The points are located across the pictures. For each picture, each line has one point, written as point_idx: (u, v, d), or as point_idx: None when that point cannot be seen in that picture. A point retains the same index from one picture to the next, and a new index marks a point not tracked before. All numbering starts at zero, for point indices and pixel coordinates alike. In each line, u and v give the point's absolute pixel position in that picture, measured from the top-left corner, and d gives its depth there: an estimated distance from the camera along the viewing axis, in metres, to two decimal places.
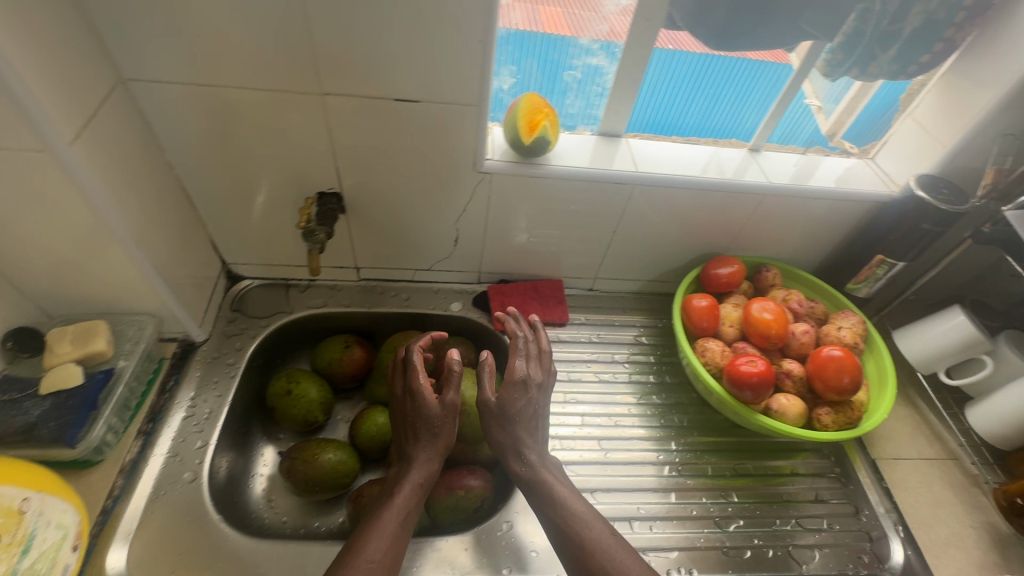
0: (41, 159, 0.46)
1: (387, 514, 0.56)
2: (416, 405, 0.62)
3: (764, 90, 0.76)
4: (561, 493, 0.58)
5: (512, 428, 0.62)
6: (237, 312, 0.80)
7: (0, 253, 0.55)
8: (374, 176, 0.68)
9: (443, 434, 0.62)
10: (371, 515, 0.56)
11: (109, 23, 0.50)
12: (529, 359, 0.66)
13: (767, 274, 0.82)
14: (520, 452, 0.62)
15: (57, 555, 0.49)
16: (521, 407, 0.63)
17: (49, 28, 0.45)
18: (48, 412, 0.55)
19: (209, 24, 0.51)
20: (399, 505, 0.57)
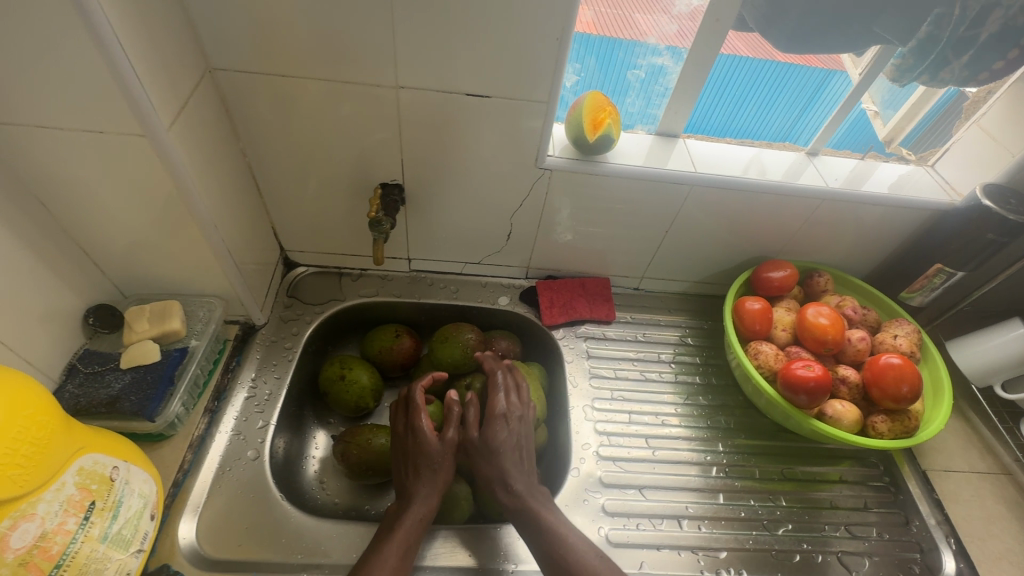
0: (140, 143, 0.49)
1: (387, 549, 0.56)
2: (416, 441, 0.64)
3: (815, 95, 0.75)
4: (549, 522, 0.59)
5: (498, 457, 0.63)
6: (293, 298, 0.83)
7: (90, 232, 0.58)
8: (437, 169, 0.70)
9: (439, 468, 0.63)
10: (373, 549, 0.57)
11: (207, 15, 0.53)
12: (510, 393, 0.68)
13: (819, 279, 0.81)
14: (508, 484, 0.62)
15: (139, 522, 0.51)
16: (506, 438, 0.64)
17: (156, 19, 0.47)
18: (129, 386, 0.58)
19: (299, 17, 0.54)
20: (400, 539, 0.57)
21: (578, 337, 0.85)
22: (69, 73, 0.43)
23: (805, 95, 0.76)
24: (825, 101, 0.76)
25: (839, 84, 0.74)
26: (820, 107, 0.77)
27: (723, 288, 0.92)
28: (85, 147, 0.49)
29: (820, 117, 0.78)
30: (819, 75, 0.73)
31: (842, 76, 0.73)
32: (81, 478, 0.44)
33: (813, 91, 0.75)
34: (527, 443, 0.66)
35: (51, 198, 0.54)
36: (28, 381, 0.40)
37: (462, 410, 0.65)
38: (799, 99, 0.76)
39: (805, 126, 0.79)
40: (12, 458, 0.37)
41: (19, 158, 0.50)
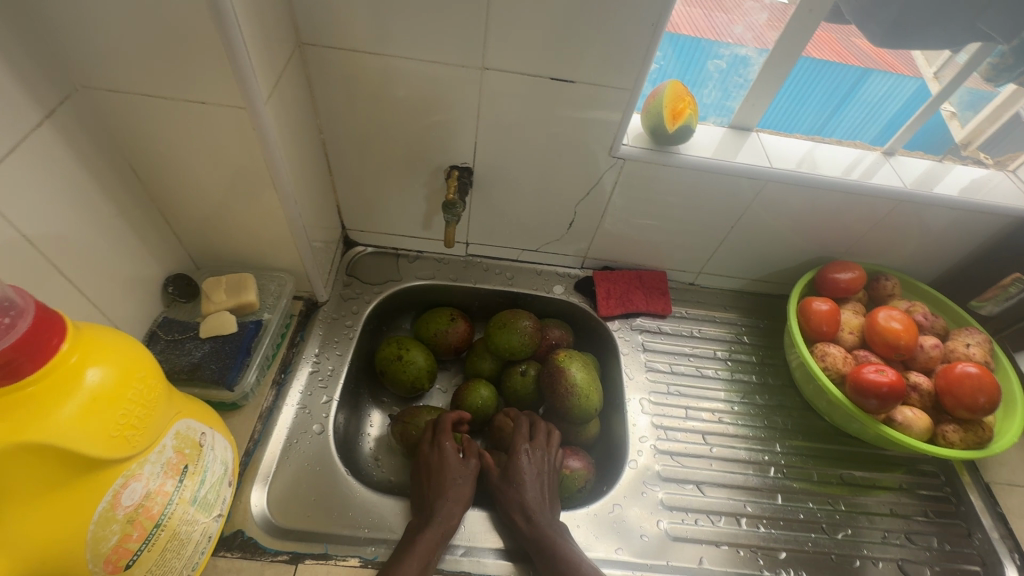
0: (239, 115, 0.50)
1: (406, 560, 0.54)
2: (441, 460, 0.64)
3: (868, 97, 0.76)
4: (567, 551, 0.57)
5: (520, 488, 0.63)
6: (352, 277, 0.83)
7: (176, 202, 0.59)
8: (509, 151, 0.71)
9: (457, 492, 0.61)
10: (391, 562, 0.55)
11: None
12: (536, 433, 0.69)
13: (886, 283, 0.80)
14: (528, 512, 0.61)
15: (220, 487, 0.52)
16: (529, 472, 0.64)
17: None
18: (208, 354, 0.59)
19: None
20: (420, 554, 0.55)
21: (634, 330, 0.84)
22: (184, 43, 0.44)
23: (839, 93, 0.76)
24: (858, 100, 0.77)
25: (873, 83, 0.74)
26: (852, 106, 0.78)
27: (781, 287, 0.90)
28: (185, 118, 0.50)
29: (854, 118, 0.79)
30: (854, 73, 0.73)
31: (875, 74, 0.73)
32: (178, 441, 0.45)
33: (849, 89, 0.75)
34: (550, 480, 0.65)
35: (144, 168, 0.55)
36: (138, 346, 0.41)
37: (479, 440, 0.67)
38: (833, 98, 0.77)
39: (837, 126, 0.79)
40: (128, 419, 0.38)
41: (120, 126, 0.51)
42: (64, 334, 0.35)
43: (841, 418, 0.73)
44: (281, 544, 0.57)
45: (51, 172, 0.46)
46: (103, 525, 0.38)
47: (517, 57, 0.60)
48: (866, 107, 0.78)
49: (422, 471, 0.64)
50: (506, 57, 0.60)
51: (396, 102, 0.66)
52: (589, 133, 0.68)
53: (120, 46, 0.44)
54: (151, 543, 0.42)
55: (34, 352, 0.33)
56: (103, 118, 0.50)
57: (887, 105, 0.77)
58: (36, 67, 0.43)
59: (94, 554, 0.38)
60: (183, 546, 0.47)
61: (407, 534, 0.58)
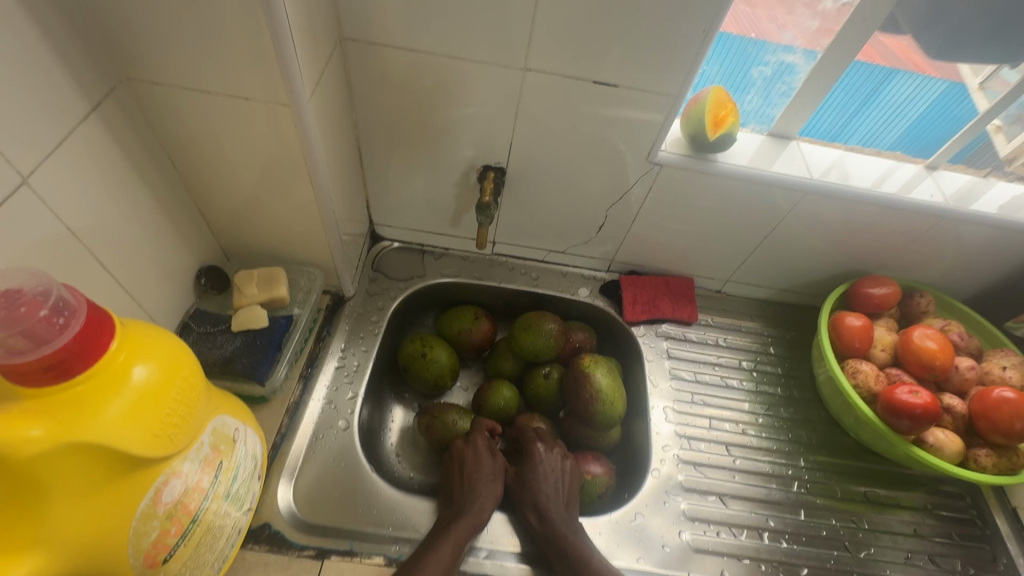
0: (283, 112, 0.49)
1: (440, 551, 0.55)
2: (473, 461, 0.64)
3: (895, 100, 0.71)
4: (585, 554, 0.57)
5: (540, 494, 0.62)
6: (378, 272, 0.83)
7: (213, 195, 0.59)
8: (544, 153, 0.70)
9: (486, 492, 0.62)
10: (424, 548, 0.56)
11: None
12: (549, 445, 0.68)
13: (920, 300, 0.78)
14: (543, 509, 0.61)
15: (250, 482, 0.53)
16: (550, 473, 0.64)
17: None
18: (240, 348, 0.59)
19: None
20: (451, 540, 0.56)
21: (659, 336, 0.83)
22: (233, 38, 0.44)
23: (862, 94, 0.71)
24: (881, 102, 0.71)
25: (899, 85, 0.69)
26: (875, 106, 0.72)
27: (811, 298, 0.89)
28: (228, 112, 0.50)
29: (875, 121, 0.74)
30: (878, 74, 0.68)
31: (903, 76, 0.68)
32: (214, 438, 0.45)
33: (872, 90, 0.70)
34: (572, 478, 0.65)
35: (184, 161, 0.55)
36: (182, 344, 0.41)
37: (497, 436, 0.66)
38: (856, 100, 0.71)
39: (856, 130, 0.74)
40: (172, 418, 0.38)
41: (162, 118, 0.51)
42: (113, 333, 0.35)
43: (870, 435, 0.72)
44: (308, 538, 0.57)
45: (96, 164, 0.46)
46: (144, 521, 0.38)
47: (560, 59, 0.59)
48: (890, 109, 0.72)
49: (450, 471, 0.64)
50: (549, 58, 0.59)
51: (433, 100, 0.65)
52: (626, 137, 0.67)
53: (169, 39, 0.44)
54: (187, 538, 0.43)
55: (85, 352, 0.33)
56: (146, 109, 0.50)
57: (913, 107, 0.72)
58: (85, 58, 0.43)
59: (135, 549, 0.38)
60: (216, 540, 0.47)
61: (438, 523, 0.59)
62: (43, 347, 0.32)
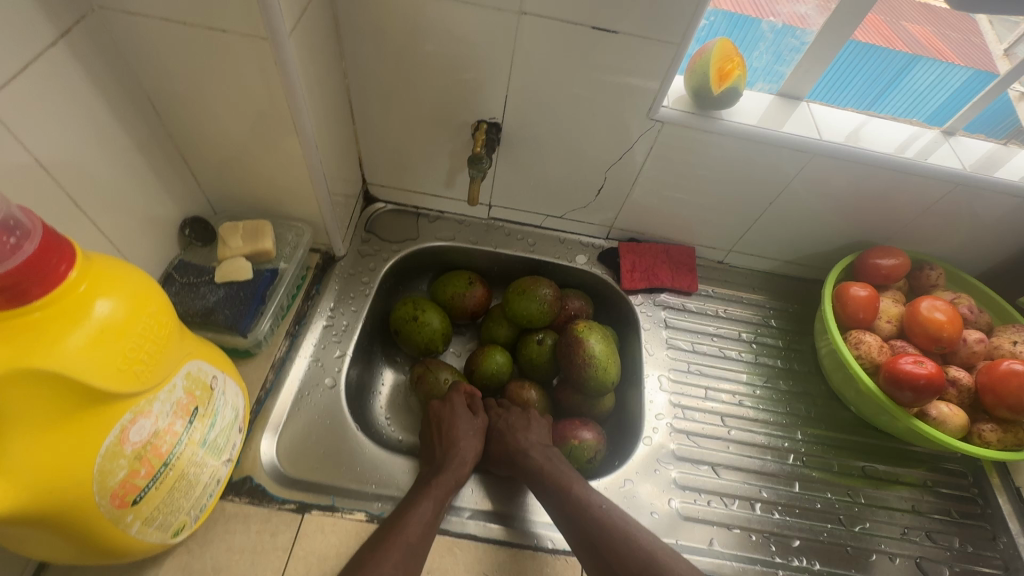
0: (261, 47, 0.47)
1: (420, 508, 0.54)
2: (450, 416, 0.64)
3: (918, 84, 0.71)
4: (579, 500, 0.56)
5: (526, 456, 0.61)
6: (370, 233, 0.81)
7: (195, 141, 0.57)
8: (541, 108, 0.67)
9: (468, 449, 0.61)
10: (405, 504, 0.55)
11: None
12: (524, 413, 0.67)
13: (930, 272, 0.75)
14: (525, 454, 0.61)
15: (230, 433, 0.52)
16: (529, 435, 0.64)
17: None
18: (223, 300, 0.58)
19: None
20: (434, 496, 0.55)
21: (657, 305, 0.81)
22: None
23: (884, 78, 0.71)
24: (904, 85, 0.71)
25: (921, 71, 0.69)
26: (897, 91, 0.72)
27: (816, 271, 0.86)
28: (204, 47, 0.48)
29: (898, 106, 0.73)
30: (902, 59, 0.68)
31: (926, 62, 0.68)
32: (188, 382, 0.44)
33: (893, 75, 0.70)
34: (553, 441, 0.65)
35: (162, 102, 0.53)
36: (151, 281, 0.40)
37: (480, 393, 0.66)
38: (877, 83, 0.71)
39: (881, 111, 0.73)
40: (138, 354, 0.37)
41: (138, 52, 0.48)
42: (72, 261, 0.34)
43: (872, 409, 0.69)
44: (289, 492, 0.56)
45: (64, 95, 0.44)
46: (110, 459, 0.37)
47: (558, 1, 0.55)
48: (911, 95, 0.72)
49: (430, 431, 0.64)
50: (546, 1, 0.56)
51: (424, 48, 0.62)
52: (627, 92, 0.63)
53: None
54: (159, 481, 0.42)
55: (42, 277, 0.32)
56: (120, 42, 0.48)
57: (934, 94, 0.71)
58: None
59: (101, 488, 0.37)
60: (191, 487, 0.46)
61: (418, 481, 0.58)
62: None
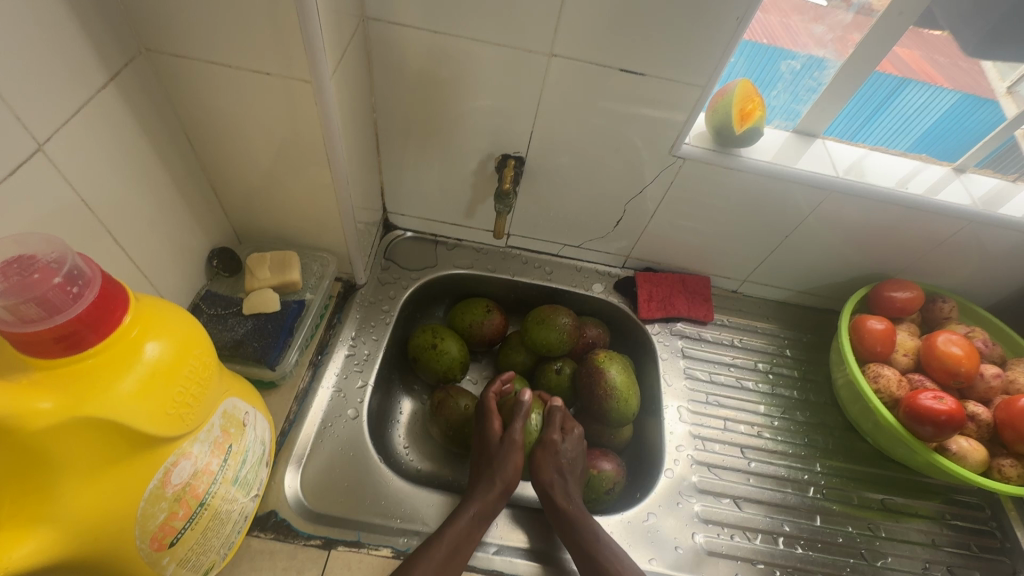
0: (303, 89, 0.48)
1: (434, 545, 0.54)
2: (485, 438, 0.66)
3: (905, 109, 0.70)
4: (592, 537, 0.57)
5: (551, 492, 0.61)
6: (390, 261, 0.82)
7: (228, 174, 0.58)
8: (564, 144, 0.68)
9: (505, 467, 0.62)
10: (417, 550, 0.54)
11: None
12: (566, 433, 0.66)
13: (943, 305, 0.76)
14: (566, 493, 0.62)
15: (258, 468, 0.51)
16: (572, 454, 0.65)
17: None
18: (251, 332, 0.58)
19: None
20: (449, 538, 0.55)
21: (673, 335, 0.82)
22: (260, 13, 0.42)
23: (872, 103, 0.70)
24: (892, 110, 0.70)
25: (910, 94, 0.68)
26: (885, 115, 0.71)
27: (828, 301, 0.86)
28: (247, 89, 0.49)
29: (884, 129, 0.72)
30: (891, 84, 0.67)
31: (914, 85, 0.67)
32: (224, 420, 0.44)
33: (881, 99, 0.69)
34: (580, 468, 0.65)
35: (200, 138, 0.54)
36: (194, 321, 0.40)
37: (525, 405, 0.66)
38: (865, 108, 0.70)
39: (868, 135, 0.72)
40: (184, 397, 0.37)
41: (180, 92, 0.49)
42: (127, 307, 0.35)
43: (892, 441, 0.70)
44: (314, 528, 0.56)
45: (110, 136, 0.44)
46: (153, 503, 0.37)
47: (588, 46, 0.57)
48: (899, 118, 0.71)
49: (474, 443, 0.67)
50: (577, 44, 0.57)
51: (453, 86, 0.64)
52: (649, 129, 0.65)
53: (191, 10, 0.43)
54: (195, 522, 0.42)
55: (98, 324, 0.32)
56: (163, 83, 0.49)
57: (922, 117, 0.70)
58: (103, 24, 0.42)
59: (142, 531, 0.37)
60: (223, 525, 0.46)
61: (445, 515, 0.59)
62: (56, 316, 0.31)
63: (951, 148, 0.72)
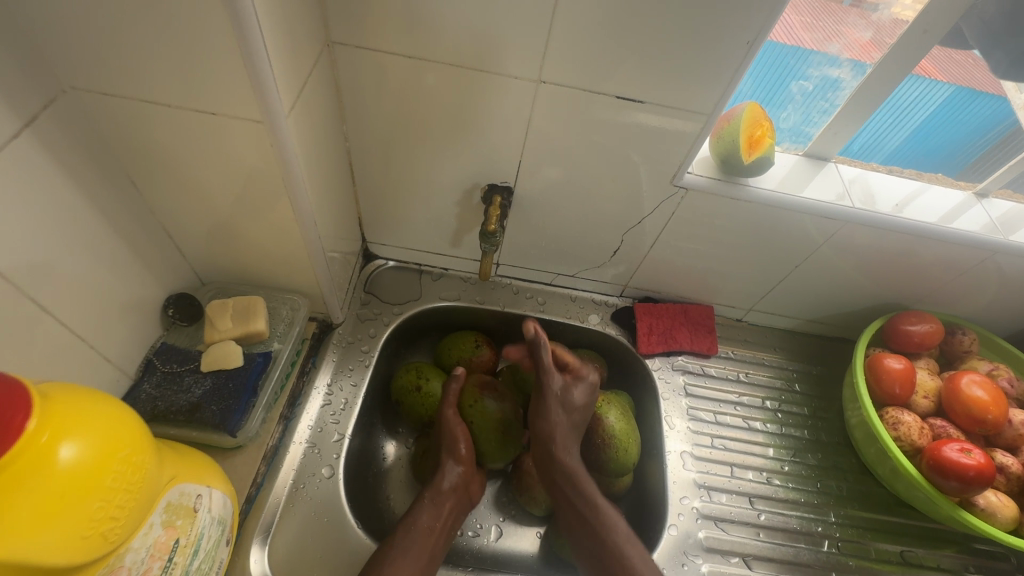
0: (256, 130, 0.43)
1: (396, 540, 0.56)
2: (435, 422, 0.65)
3: (901, 105, 0.62)
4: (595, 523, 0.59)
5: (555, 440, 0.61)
6: (371, 294, 0.76)
7: (182, 217, 0.52)
8: (555, 172, 0.63)
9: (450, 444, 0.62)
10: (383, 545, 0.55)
11: None
12: (571, 381, 0.64)
13: (962, 337, 0.71)
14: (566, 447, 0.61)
15: (216, 552, 0.46)
16: (583, 403, 0.63)
17: None
18: (209, 393, 0.52)
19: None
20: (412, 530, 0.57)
21: (675, 370, 0.76)
22: (198, 50, 0.37)
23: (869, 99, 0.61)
24: (889, 104, 0.62)
25: (908, 90, 0.60)
26: (881, 110, 0.63)
27: (840, 330, 0.81)
28: (193, 130, 0.43)
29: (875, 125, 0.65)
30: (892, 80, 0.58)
31: (913, 81, 0.59)
32: (168, 515, 0.39)
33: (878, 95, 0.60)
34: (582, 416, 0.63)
35: (146, 181, 0.48)
36: (122, 406, 0.35)
37: (454, 383, 0.65)
38: None
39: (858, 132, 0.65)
40: (104, 511, 0.32)
41: (117, 133, 0.44)
42: (31, 411, 0.29)
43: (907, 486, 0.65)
44: None
45: (30, 189, 0.38)
46: None
47: (580, 71, 0.52)
48: (895, 113, 0.63)
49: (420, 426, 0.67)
50: (567, 69, 0.52)
51: (430, 113, 0.58)
52: (648, 158, 0.59)
53: (122, 46, 0.37)
54: None
55: None
56: (97, 124, 0.43)
57: (918, 114, 0.63)
58: (14, 64, 0.36)
59: None
60: None
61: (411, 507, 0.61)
62: None
63: (947, 155, 0.68)
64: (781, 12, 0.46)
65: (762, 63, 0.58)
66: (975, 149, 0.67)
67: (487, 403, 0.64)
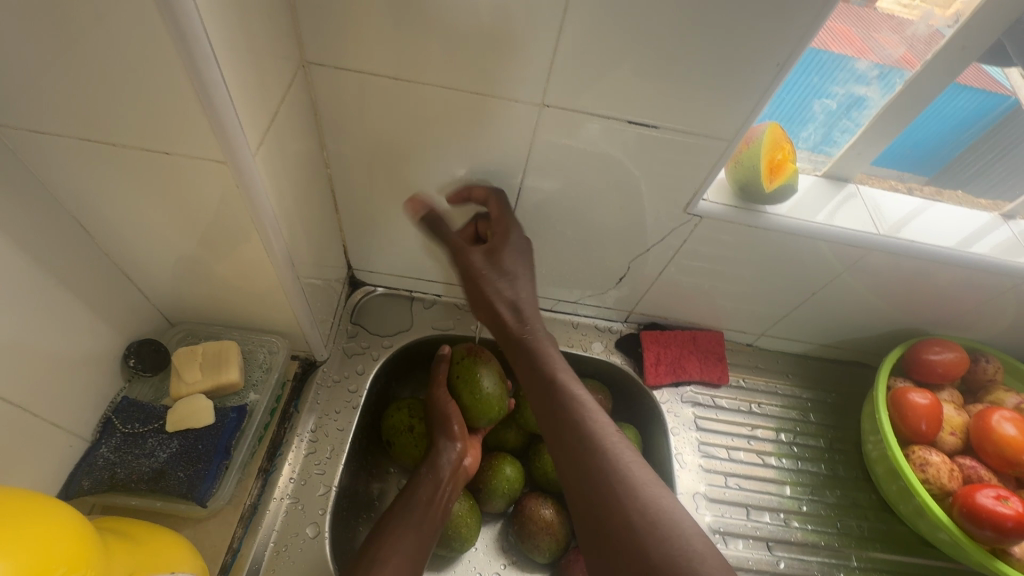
0: (218, 171, 0.38)
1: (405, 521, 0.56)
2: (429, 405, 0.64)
3: None
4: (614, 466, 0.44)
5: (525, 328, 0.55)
6: (358, 325, 0.70)
7: (140, 258, 0.46)
8: (556, 198, 0.58)
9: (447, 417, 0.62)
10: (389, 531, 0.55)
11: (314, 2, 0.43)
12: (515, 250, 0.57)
13: (987, 366, 0.68)
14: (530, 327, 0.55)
15: None
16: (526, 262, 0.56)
17: (252, 11, 0.36)
18: (175, 457, 0.47)
19: (435, 14, 0.43)
20: (421, 509, 0.57)
21: (684, 402, 0.72)
22: (147, 82, 0.32)
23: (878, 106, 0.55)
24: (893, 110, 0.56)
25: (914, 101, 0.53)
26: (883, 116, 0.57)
27: (858, 354, 0.76)
28: (148, 171, 0.38)
29: None
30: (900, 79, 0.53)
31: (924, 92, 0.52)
32: None
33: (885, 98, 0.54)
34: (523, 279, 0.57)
35: (99, 222, 0.43)
36: (65, 510, 0.32)
37: (444, 367, 0.64)
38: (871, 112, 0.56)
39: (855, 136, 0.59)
40: None
41: (63, 173, 0.38)
42: None
43: (925, 525, 0.62)
44: None
45: None
46: None
47: (587, 95, 0.47)
48: None
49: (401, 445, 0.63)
50: (571, 92, 0.47)
51: (418, 137, 0.52)
52: (658, 184, 0.55)
53: (60, 81, 0.32)
54: None
55: None
56: (39, 164, 0.38)
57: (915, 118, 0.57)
58: None
59: None
60: None
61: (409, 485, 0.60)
62: None
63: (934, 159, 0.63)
64: (805, 34, 0.42)
65: (791, 78, 0.53)
66: (968, 153, 0.62)
67: (484, 381, 0.61)
